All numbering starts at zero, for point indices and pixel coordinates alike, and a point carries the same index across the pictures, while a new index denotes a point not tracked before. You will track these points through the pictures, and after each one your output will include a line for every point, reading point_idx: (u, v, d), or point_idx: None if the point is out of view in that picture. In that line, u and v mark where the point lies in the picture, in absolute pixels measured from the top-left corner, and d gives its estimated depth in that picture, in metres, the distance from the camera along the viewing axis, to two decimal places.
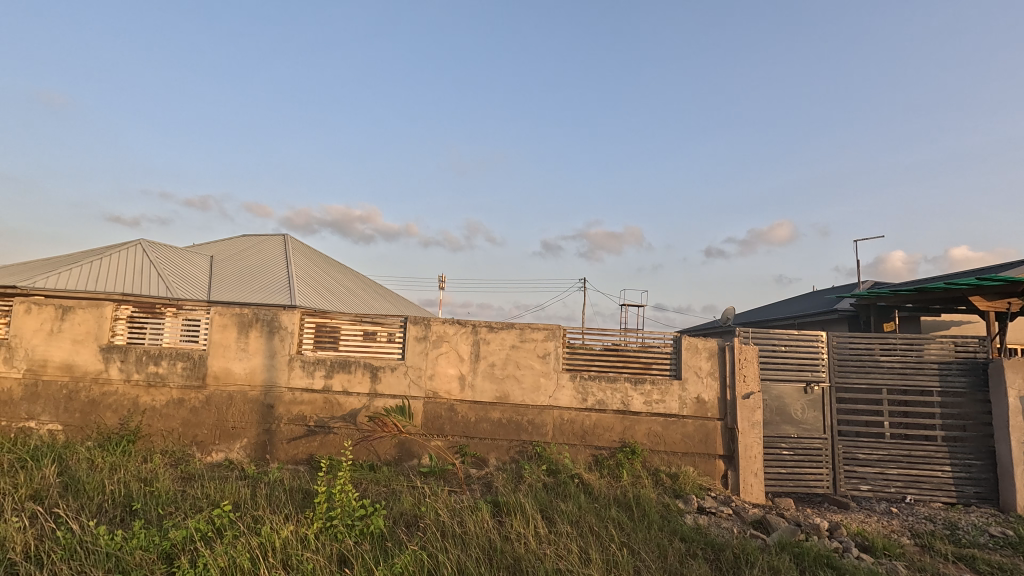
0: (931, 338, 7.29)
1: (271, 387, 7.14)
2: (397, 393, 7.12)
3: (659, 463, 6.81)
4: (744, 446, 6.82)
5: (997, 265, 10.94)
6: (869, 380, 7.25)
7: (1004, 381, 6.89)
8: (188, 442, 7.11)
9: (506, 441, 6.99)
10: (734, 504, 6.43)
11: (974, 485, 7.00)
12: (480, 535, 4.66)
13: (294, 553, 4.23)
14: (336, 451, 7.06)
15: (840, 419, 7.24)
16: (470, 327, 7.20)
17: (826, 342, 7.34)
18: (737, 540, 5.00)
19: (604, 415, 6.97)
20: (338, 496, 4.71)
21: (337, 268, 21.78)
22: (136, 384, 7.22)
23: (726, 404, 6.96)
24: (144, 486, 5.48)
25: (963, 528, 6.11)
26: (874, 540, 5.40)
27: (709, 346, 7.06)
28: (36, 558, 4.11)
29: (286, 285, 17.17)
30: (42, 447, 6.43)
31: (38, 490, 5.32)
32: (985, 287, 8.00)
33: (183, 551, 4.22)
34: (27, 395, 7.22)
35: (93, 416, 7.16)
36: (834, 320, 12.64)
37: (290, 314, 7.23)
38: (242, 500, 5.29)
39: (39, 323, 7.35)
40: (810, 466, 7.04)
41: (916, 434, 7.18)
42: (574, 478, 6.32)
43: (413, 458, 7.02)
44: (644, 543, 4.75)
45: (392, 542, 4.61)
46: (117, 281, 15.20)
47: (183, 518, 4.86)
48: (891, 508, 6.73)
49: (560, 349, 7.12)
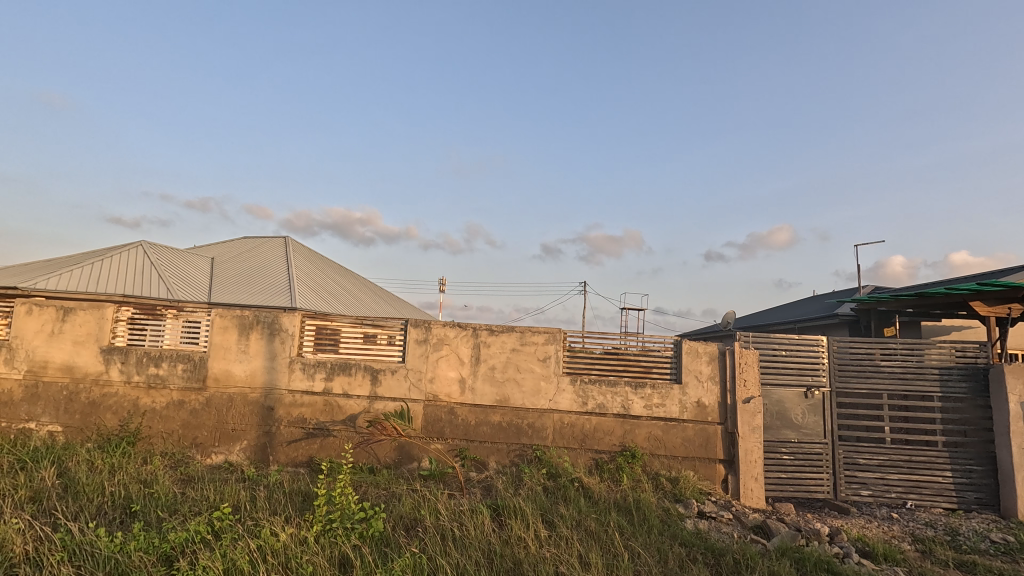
0: (931, 343, 7.29)
1: (271, 389, 7.14)
2: (397, 395, 7.11)
3: (660, 468, 6.79)
4: (745, 451, 6.79)
5: (996, 270, 10.96)
6: (870, 385, 7.22)
7: (1004, 386, 6.88)
8: (187, 444, 7.09)
9: (505, 445, 6.97)
10: (735, 509, 6.39)
11: (975, 491, 6.97)
12: (480, 538, 4.64)
13: (293, 556, 4.21)
14: (336, 453, 7.04)
15: (841, 424, 7.22)
16: (470, 330, 7.19)
17: (827, 347, 7.32)
18: (737, 545, 4.98)
19: (605, 419, 6.95)
20: (338, 499, 4.72)
21: (337, 270, 21.78)
22: (136, 386, 7.22)
23: (727, 408, 6.95)
24: (143, 488, 5.46)
25: (964, 534, 6.09)
26: (875, 546, 5.37)
27: (709, 350, 7.05)
28: (35, 560, 4.09)
29: (286, 287, 17.18)
30: (42, 449, 6.41)
31: (38, 491, 5.31)
32: (986, 292, 7.99)
33: (181, 554, 4.21)
34: (27, 396, 7.22)
35: (93, 417, 7.14)
36: (833, 324, 12.62)
37: (291, 316, 7.24)
38: (241, 502, 5.27)
39: (40, 325, 7.35)
40: (810, 471, 7.02)
41: (917, 439, 7.16)
42: (574, 482, 6.29)
43: (413, 461, 6.95)
44: (645, 547, 4.73)
45: (392, 545, 4.59)
46: (118, 282, 15.21)
47: (182, 520, 4.83)
48: (892, 513, 6.70)
49: (560, 352, 7.11)
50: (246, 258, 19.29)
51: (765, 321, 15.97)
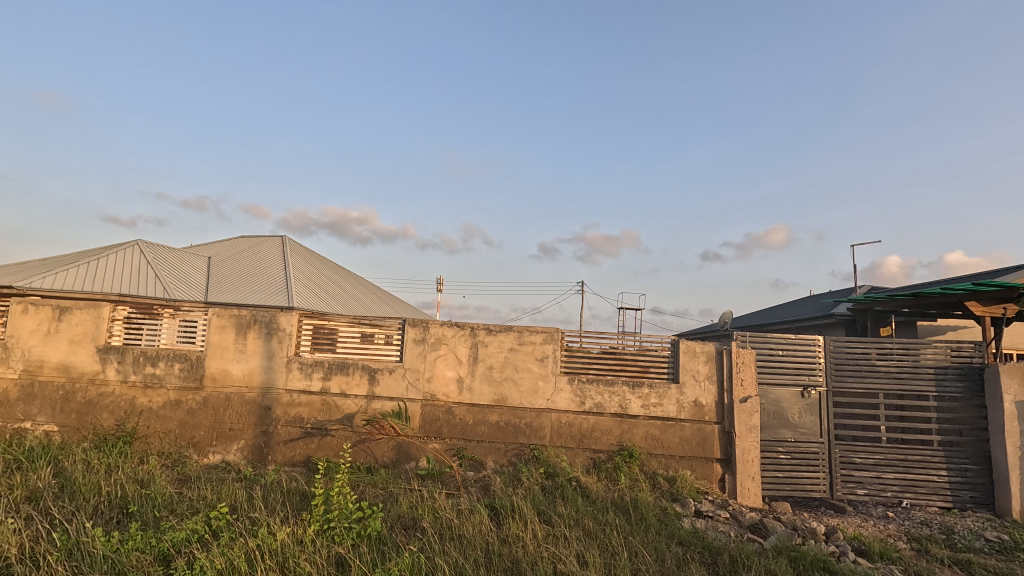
0: (927, 343, 7.32)
1: (268, 388, 7.13)
2: (394, 395, 7.11)
3: (657, 467, 6.80)
4: (742, 450, 6.81)
5: (993, 271, 10.98)
6: (866, 384, 7.26)
7: (999, 385, 6.91)
8: (184, 443, 7.08)
9: (503, 444, 6.98)
10: (732, 508, 6.41)
11: (970, 490, 7.01)
12: (478, 537, 4.65)
13: (291, 555, 4.20)
14: (334, 453, 7.03)
15: (837, 423, 7.25)
16: (468, 330, 7.19)
17: (823, 347, 7.35)
18: (734, 544, 5.00)
19: (603, 418, 6.96)
20: (335, 498, 4.72)
21: (334, 269, 21.74)
22: (133, 385, 7.19)
23: (724, 407, 6.97)
24: (140, 488, 5.44)
25: (959, 533, 6.12)
26: (871, 545, 5.39)
27: (706, 349, 7.07)
28: (32, 560, 4.08)
29: (283, 286, 17.14)
30: (37, 449, 6.37)
31: (33, 491, 5.29)
32: (981, 292, 8.03)
33: (178, 553, 4.20)
34: (23, 396, 7.19)
35: (89, 416, 7.12)
36: (829, 324, 12.66)
37: (288, 316, 7.23)
38: (239, 501, 5.26)
39: (36, 324, 7.32)
40: (807, 470, 7.05)
41: (912, 438, 7.20)
42: (572, 482, 6.31)
43: (411, 461, 6.96)
44: (642, 547, 4.74)
45: (390, 544, 4.59)
46: (114, 281, 15.16)
47: (180, 519, 4.82)
48: (888, 512, 6.72)
49: (558, 352, 7.12)
50: (243, 257, 19.23)
51: (762, 320, 16.01)
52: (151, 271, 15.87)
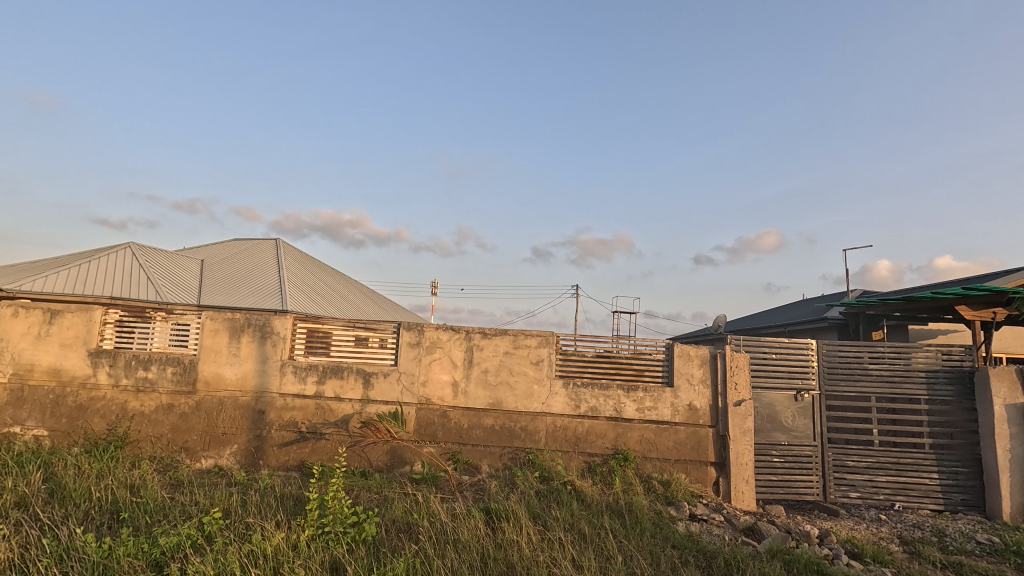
0: (918, 346, 7.38)
1: (262, 392, 7.10)
2: (389, 399, 7.09)
3: (652, 470, 6.85)
4: (736, 453, 6.83)
5: (982, 274, 11.15)
6: (858, 388, 7.31)
7: (990, 389, 6.98)
8: (176, 448, 7.02)
9: (498, 448, 6.97)
10: (725, 511, 6.41)
11: (961, 492, 7.07)
12: (474, 542, 4.64)
13: (289, 560, 4.17)
14: (328, 457, 6.98)
15: (830, 426, 7.30)
16: (463, 333, 7.20)
17: (816, 350, 7.40)
18: (728, 547, 5.02)
19: (596, 422, 6.97)
20: (331, 502, 4.67)
21: (328, 272, 21.66)
22: (124, 390, 7.13)
23: (718, 411, 7.01)
24: (131, 493, 5.37)
25: (950, 535, 6.17)
26: (864, 547, 5.45)
27: (700, 353, 7.12)
28: (23, 566, 4.02)
29: (276, 289, 17.06)
30: (27, 453, 6.29)
31: (27, 497, 5.22)
32: (971, 296, 8.14)
33: (171, 559, 4.16)
34: (13, 400, 7.11)
35: (79, 420, 7.05)
36: (823, 329, 12.76)
37: (283, 319, 7.21)
38: (232, 507, 5.20)
39: (27, 328, 7.25)
40: (801, 474, 7.07)
41: (904, 441, 7.24)
42: (567, 485, 6.30)
43: (405, 465, 6.93)
44: (637, 550, 4.74)
45: (386, 546, 4.63)
46: (105, 284, 15.00)
47: (174, 524, 4.78)
48: (880, 515, 6.76)
49: (554, 355, 7.12)
50: (236, 260, 19.14)
51: (756, 324, 16.11)
52: (143, 274, 15.77)
